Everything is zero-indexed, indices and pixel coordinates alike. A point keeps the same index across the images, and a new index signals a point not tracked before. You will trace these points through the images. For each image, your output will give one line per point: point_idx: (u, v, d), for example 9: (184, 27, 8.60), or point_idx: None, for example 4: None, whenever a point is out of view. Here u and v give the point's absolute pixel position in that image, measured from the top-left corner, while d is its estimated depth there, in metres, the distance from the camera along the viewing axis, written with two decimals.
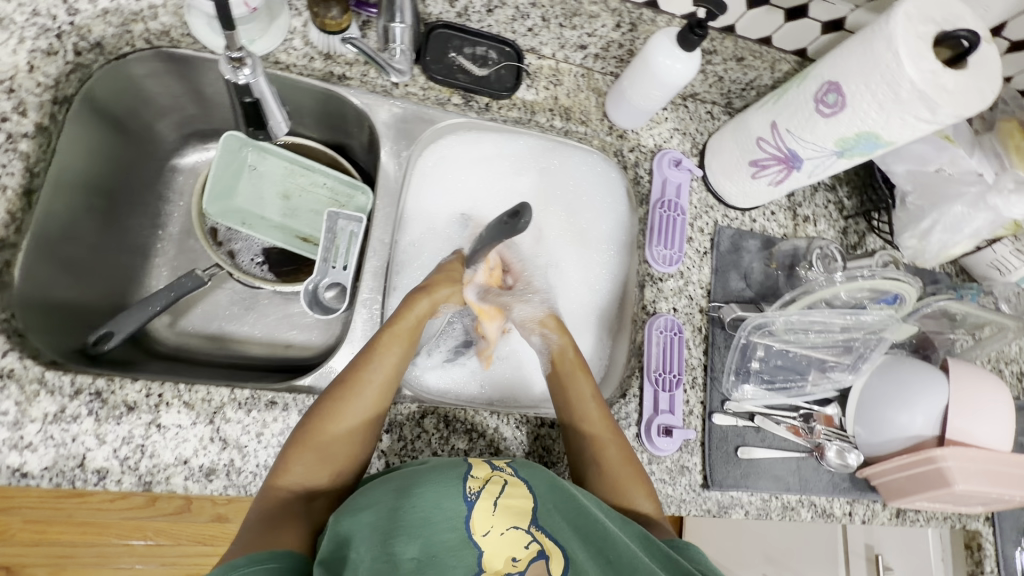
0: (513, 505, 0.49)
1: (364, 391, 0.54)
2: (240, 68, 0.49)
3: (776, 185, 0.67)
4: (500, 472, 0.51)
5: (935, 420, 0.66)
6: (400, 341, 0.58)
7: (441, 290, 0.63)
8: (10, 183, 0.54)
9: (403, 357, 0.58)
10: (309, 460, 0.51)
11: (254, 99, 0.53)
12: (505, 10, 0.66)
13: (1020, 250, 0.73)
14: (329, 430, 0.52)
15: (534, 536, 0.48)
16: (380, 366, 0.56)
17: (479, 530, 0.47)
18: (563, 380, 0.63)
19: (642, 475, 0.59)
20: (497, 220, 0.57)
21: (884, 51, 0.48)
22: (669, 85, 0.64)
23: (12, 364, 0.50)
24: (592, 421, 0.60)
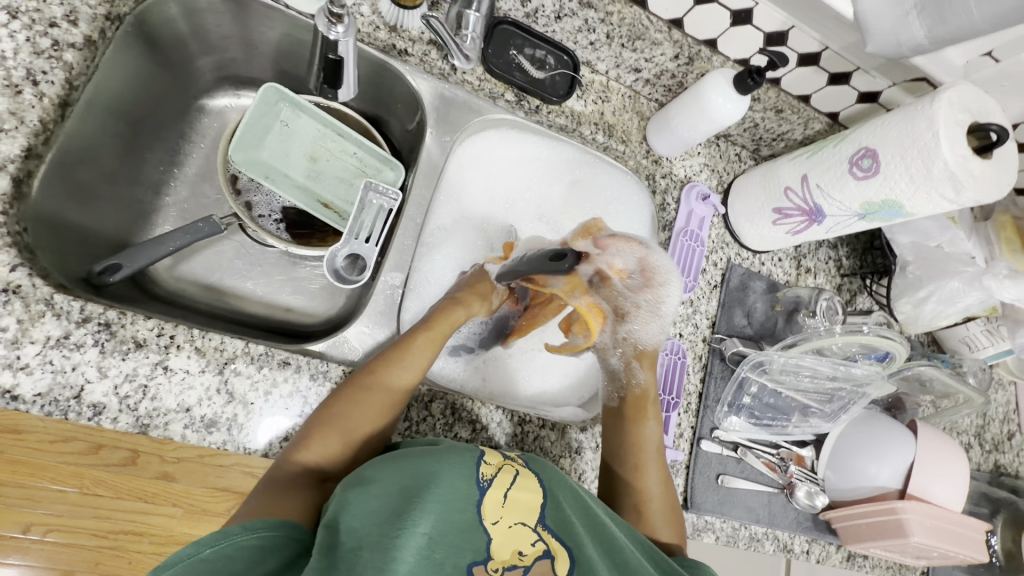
0: (523, 498, 0.51)
1: (392, 385, 0.55)
2: (336, 24, 0.50)
3: (793, 235, 0.71)
4: (512, 463, 0.54)
5: (899, 474, 0.72)
6: (432, 344, 0.60)
7: (474, 305, 0.66)
8: (48, 92, 0.52)
9: (432, 361, 0.60)
10: (329, 443, 0.52)
11: (338, 57, 0.53)
12: (573, 21, 0.66)
13: (990, 330, 0.80)
14: (354, 418, 0.53)
15: (541, 535, 0.49)
16: (411, 367, 0.57)
17: (490, 517, 0.49)
18: (628, 424, 0.65)
19: (676, 518, 0.63)
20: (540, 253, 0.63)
21: (924, 129, 0.53)
22: (715, 122, 0.67)
23: (20, 281, 0.47)
24: (645, 470, 0.63)
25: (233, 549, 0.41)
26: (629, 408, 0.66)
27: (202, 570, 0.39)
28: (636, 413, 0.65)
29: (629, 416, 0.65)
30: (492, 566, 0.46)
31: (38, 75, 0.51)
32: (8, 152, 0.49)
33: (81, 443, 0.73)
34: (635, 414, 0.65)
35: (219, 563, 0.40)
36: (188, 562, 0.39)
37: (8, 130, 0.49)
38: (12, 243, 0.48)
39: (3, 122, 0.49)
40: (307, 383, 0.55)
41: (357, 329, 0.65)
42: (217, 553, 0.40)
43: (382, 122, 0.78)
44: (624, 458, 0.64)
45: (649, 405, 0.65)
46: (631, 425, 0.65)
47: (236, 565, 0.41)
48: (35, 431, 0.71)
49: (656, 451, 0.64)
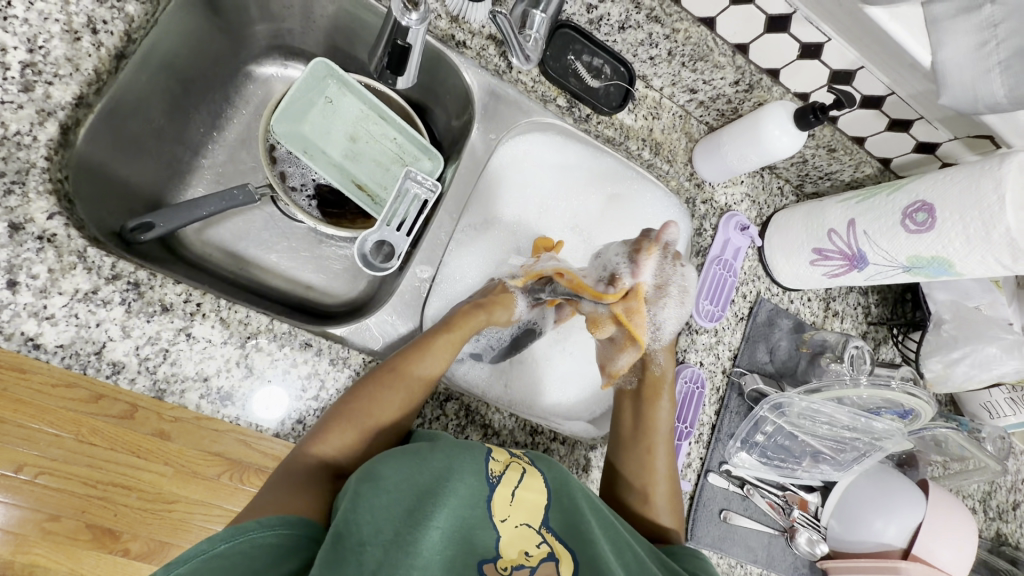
0: (528, 498, 0.53)
1: (414, 383, 0.55)
2: (410, 11, 0.49)
3: (831, 277, 0.69)
4: (518, 460, 0.55)
5: (905, 533, 0.69)
6: (451, 345, 0.59)
7: (499, 312, 0.66)
8: (106, 43, 0.50)
9: (449, 364, 0.59)
10: (346, 437, 0.52)
11: (406, 44, 0.52)
12: (637, 33, 0.64)
13: (1014, 399, 0.79)
14: (371, 416, 0.52)
15: (545, 538, 0.52)
16: (429, 367, 0.56)
17: (498, 515, 0.51)
18: (642, 404, 0.66)
19: (675, 500, 0.64)
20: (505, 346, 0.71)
21: (989, 191, 0.51)
22: (767, 153, 0.66)
23: (56, 230, 0.46)
24: (656, 452, 0.63)
25: (247, 546, 0.41)
26: (644, 386, 0.67)
27: (220, 566, 0.39)
28: (650, 392, 0.66)
29: (646, 390, 0.66)
30: (501, 564, 0.49)
31: (99, 23, 0.50)
32: (60, 99, 0.48)
33: (80, 390, 0.81)
34: (650, 392, 0.66)
35: (235, 558, 0.40)
36: (205, 558, 0.39)
37: (62, 76, 0.48)
38: (53, 190, 0.47)
39: (57, 67, 0.48)
40: (326, 367, 0.54)
41: (380, 316, 0.64)
42: (232, 549, 0.41)
43: (427, 110, 0.78)
44: (636, 439, 0.64)
45: (665, 387, 0.66)
46: (651, 397, 0.66)
47: (253, 563, 0.41)
48: (35, 375, 0.79)
49: (666, 431, 0.64)
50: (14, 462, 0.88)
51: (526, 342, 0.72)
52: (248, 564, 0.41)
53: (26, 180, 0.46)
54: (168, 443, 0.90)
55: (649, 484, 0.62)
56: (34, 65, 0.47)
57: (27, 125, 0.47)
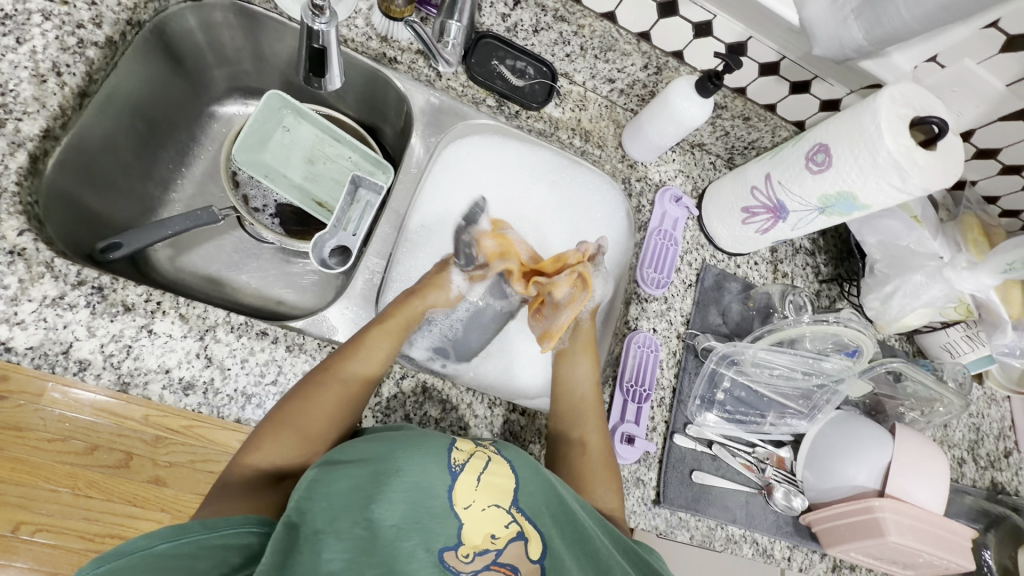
0: (495, 483, 0.54)
1: (347, 377, 0.58)
2: (319, 16, 0.54)
3: (762, 234, 0.74)
4: (484, 449, 0.57)
5: (878, 475, 0.70)
6: (384, 338, 0.63)
7: (430, 294, 0.70)
8: (69, 82, 0.57)
9: (389, 350, 0.63)
10: (281, 440, 0.54)
11: (321, 46, 0.57)
12: (549, 34, 0.72)
13: (970, 336, 0.80)
14: (307, 412, 0.55)
15: (514, 518, 0.53)
16: (366, 358, 0.60)
17: (462, 503, 0.52)
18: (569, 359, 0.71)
19: (613, 475, 0.64)
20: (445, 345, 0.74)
21: (869, 123, 0.56)
22: (683, 125, 0.71)
23: (26, 244, 0.51)
24: (585, 403, 0.68)
25: (194, 548, 0.44)
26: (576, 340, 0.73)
27: (158, 564, 0.42)
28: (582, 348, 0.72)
29: (562, 356, 0.72)
30: (464, 551, 0.50)
31: (62, 67, 0.56)
32: (29, 132, 0.54)
33: (77, 442, 0.81)
34: (565, 355, 0.72)
35: (175, 559, 0.43)
36: (142, 555, 0.42)
37: (31, 112, 0.54)
38: (23, 211, 0.52)
39: (26, 105, 0.54)
40: (283, 354, 0.58)
41: (338, 311, 0.70)
42: (171, 550, 0.43)
43: (376, 129, 0.84)
44: (566, 391, 0.69)
45: (589, 338, 0.73)
46: (569, 356, 0.72)
47: (198, 563, 0.44)
48: (34, 432, 0.79)
49: (590, 378, 0.69)
50: (13, 521, 0.85)
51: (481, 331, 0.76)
52: (192, 565, 0.43)
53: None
54: (165, 489, 0.88)
55: (583, 445, 0.65)
56: (5, 105, 0.53)
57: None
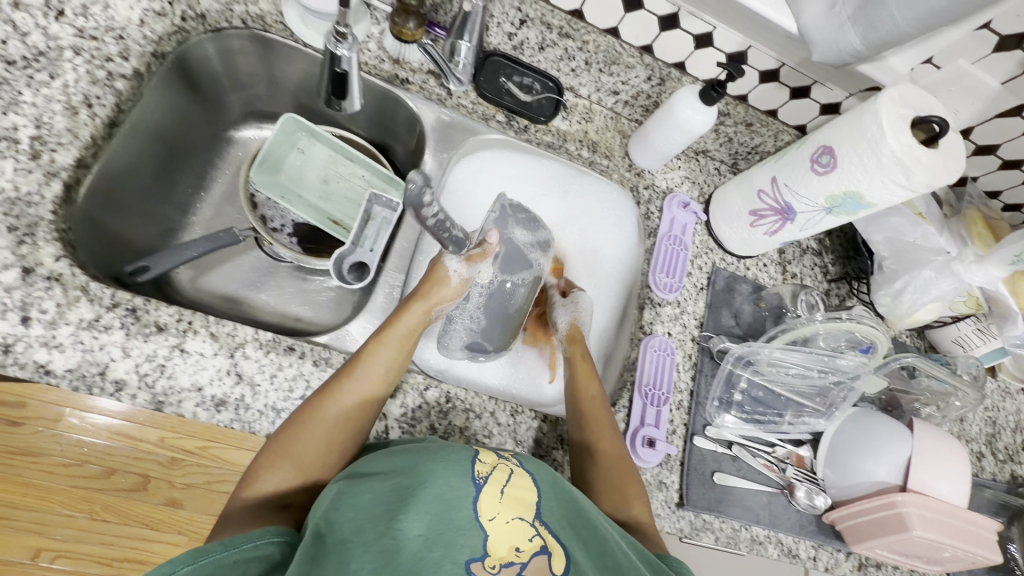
0: (519, 495, 0.53)
1: (340, 401, 0.56)
2: (341, 42, 0.57)
3: (771, 235, 0.75)
4: (506, 462, 0.57)
5: (899, 470, 0.70)
6: (381, 351, 0.60)
7: (431, 295, 0.67)
8: (100, 113, 0.59)
9: (388, 365, 0.60)
10: (279, 468, 0.53)
11: (344, 71, 0.60)
12: (554, 51, 0.75)
13: (981, 329, 0.81)
14: (301, 438, 0.54)
15: (538, 531, 0.51)
16: (363, 379, 0.58)
17: (487, 514, 0.51)
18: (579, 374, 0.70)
19: (636, 483, 0.63)
20: (480, 349, 0.72)
21: (870, 123, 0.58)
22: (688, 132, 0.73)
23: (62, 270, 0.53)
24: (597, 409, 0.66)
25: (211, 565, 0.43)
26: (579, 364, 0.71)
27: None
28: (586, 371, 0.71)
29: (579, 371, 0.71)
30: (490, 562, 0.48)
31: (93, 99, 0.59)
32: (62, 162, 0.56)
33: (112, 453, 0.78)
34: (584, 369, 0.71)
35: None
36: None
37: (64, 143, 0.56)
38: (58, 238, 0.54)
39: (60, 137, 0.56)
40: (310, 368, 0.59)
41: (361, 324, 0.71)
42: (193, 571, 0.42)
43: (387, 147, 0.87)
44: (574, 400, 0.68)
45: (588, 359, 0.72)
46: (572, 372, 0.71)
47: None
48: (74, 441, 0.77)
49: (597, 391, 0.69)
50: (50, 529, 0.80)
51: (505, 318, 0.73)
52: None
53: (35, 231, 0.53)
54: None
55: (592, 456, 0.64)
56: (41, 138, 0.56)
57: (36, 186, 0.54)
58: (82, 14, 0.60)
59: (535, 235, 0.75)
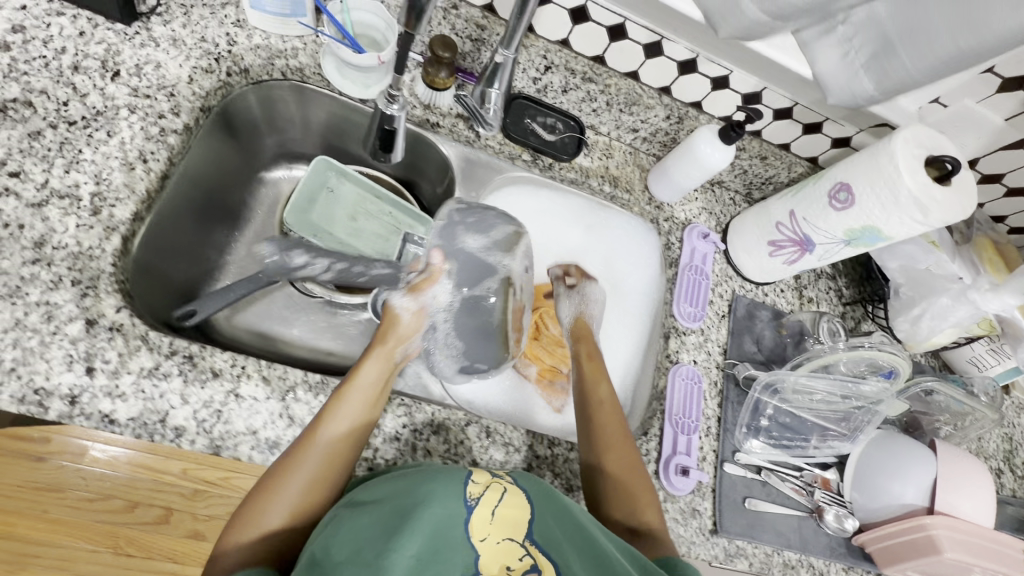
0: (511, 514, 0.52)
1: (301, 465, 0.53)
2: (392, 102, 0.61)
3: (790, 264, 0.78)
4: (500, 480, 0.55)
5: (925, 492, 0.72)
6: (341, 406, 0.56)
7: (393, 340, 0.64)
8: (155, 168, 0.62)
9: (351, 419, 0.56)
10: (242, 542, 0.50)
11: (392, 128, 0.63)
12: (577, 93, 0.78)
13: (994, 350, 0.83)
14: (263, 507, 0.51)
15: (528, 550, 0.50)
16: (327, 438, 0.54)
17: (478, 535, 0.50)
18: (585, 375, 0.71)
19: (647, 489, 0.63)
20: (474, 364, 0.73)
21: (886, 163, 0.61)
22: (708, 169, 0.76)
23: (123, 320, 0.55)
24: (606, 412, 0.67)
25: None
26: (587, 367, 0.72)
27: None
28: (594, 372, 0.71)
29: (589, 375, 0.71)
30: None
31: (148, 154, 0.62)
32: (120, 216, 0.58)
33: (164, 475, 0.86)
34: (593, 371, 0.72)
35: None
36: None
37: (122, 198, 0.59)
38: (119, 289, 0.57)
39: (119, 193, 0.59)
40: None
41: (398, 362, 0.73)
42: None
43: (414, 184, 0.89)
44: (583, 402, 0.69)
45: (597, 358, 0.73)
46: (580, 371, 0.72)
47: None
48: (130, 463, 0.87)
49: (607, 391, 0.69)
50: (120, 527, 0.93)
51: (477, 332, 0.73)
52: None
53: (98, 284, 0.56)
54: None
55: (599, 467, 0.64)
56: (101, 194, 0.58)
57: (97, 240, 0.57)
58: (135, 74, 0.64)
59: (487, 238, 0.73)
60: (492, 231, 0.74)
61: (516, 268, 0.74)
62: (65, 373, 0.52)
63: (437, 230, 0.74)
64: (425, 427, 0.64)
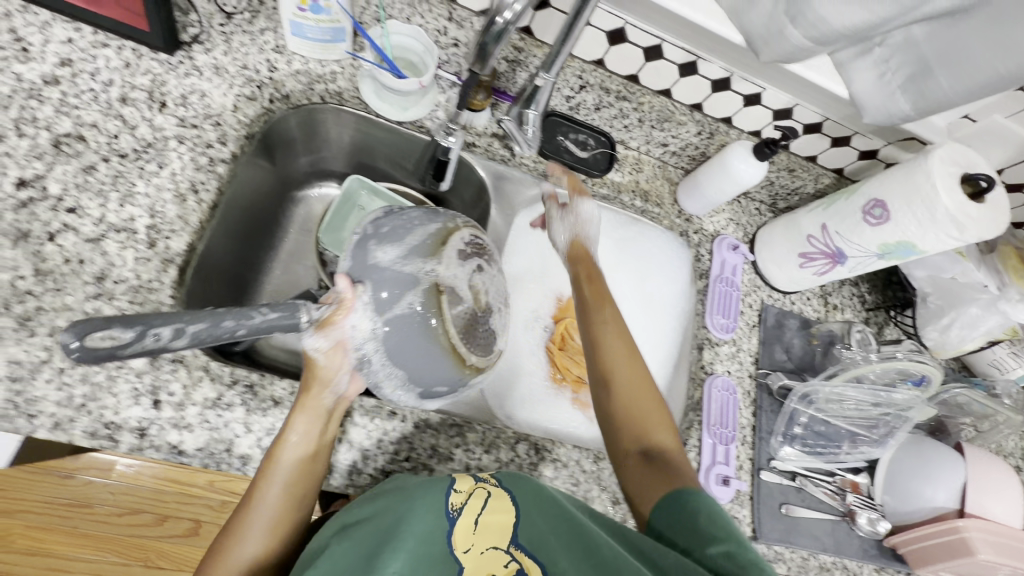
0: (491, 522, 0.56)
1: (241, 548, 0.50)
2: (450, 135, 0.72)
3: (820, 275, 0.80)
4: (483, 486, 0.58)
5: (955, 495, 0.75)
6: (270, 478, 0.52)
7: (315, 393, 0.54)
8: (206, 198, 0.62)
9: (284, 486, 0.52)
10: None
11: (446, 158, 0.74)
12: (609, 111, 0.80)
13: (1015, 353, 0.86)
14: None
15: (514, 556, 0.55)
16: (265, 505, 0.52)
17: (460, 547, 0.54)
18: (586, 300, 0.66)
19: (659, 407, 0.60)
20: (431, 392, 0.57)
21: (923, 181, 0.63)
22: (739, 184, 0.78)
23: (185, 351, 0.56)
24: (603, 339, 0.63)
25: None
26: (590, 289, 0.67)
27: None
28: (595, 294, 0.67)
29: (590, 293, 0.67)
30: None
31: (199, 185, 0.62)
32: (176, 248, 0.59)
33: None
34: (594, 293, 0.67)
35: None
36: None
37: (176, 230, 0.60)
38: None
39: (173, 225, 0.60)
40: (412, 430, 0.63)
41: None
42: None
43: (445, 201, 0.85)
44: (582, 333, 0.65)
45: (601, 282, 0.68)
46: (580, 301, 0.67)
47: None
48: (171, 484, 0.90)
49: (603, 317, 0.64)
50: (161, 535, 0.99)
51: (418, 356, 0.55)
52: None
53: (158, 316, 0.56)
54: None
55: (610, 385, 0.60)
56: (156, 227, 0.59)
57: (155, 273, 0.58)
58: (182, 104, 0.64)
59: (402, 245, 0.56)
60: (408, 235, 0.57)
61: (445, 272, 0.57)
62: (133, 406, 0.53)
63: (349, 249, 0.57)
64: (477, 446, 0.65)
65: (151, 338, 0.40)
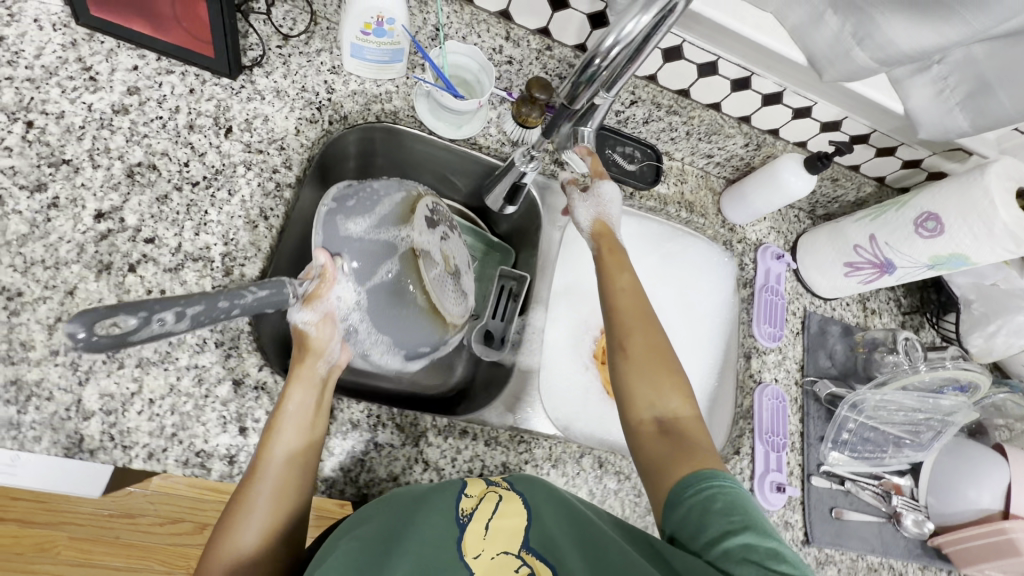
0: (503, 525, 0.54)
1: (243, 532, 0.47)
2: (530, 162, 0.70)
3: (866, 284, 0.81)
4: (495, 489, 0.57)
5: (999, 497, 0.77)
6: (272, 452, 0.50)
7: (308, 360, 0.55)
8: (276, 224, 0.63)
9: (285, 455, 0.51)
10: None
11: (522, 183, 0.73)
12: (658, 124, 0.80)
13: None
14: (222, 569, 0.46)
15: (524, 560, 0.52)
16: (268, 480, 0.49)
17: (471, 551, 0.51)
18: (606, 271, 0.66)
19: (676, 374, 0.59)
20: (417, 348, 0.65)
21: (980, 198, 0.65)
22: (789, 196, 0.79)
23: (266, 378, 0.57)
24: (622, 311, 0.62)
25: None
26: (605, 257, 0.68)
27: None
28: (612, 262, 0.67)
29: (609, 266, 0.67)
30: None
31: (268, 211, 0.63)
32: (250, 275, 0.60)
33: None
34: (613, 262, 0.67)
35: None
36: None
37: (250, 257, 0.60)
38: (258, 348, 0.58)
39: (246, 252, 0.60)
40: (484, 448, 0.64)
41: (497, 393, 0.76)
42: None
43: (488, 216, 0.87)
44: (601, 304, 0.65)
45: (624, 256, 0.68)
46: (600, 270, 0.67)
47: None
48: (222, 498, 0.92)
49: (623, 288, 0.64)
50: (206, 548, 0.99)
51: (400, 312, 0.63)
52: None
53: (238, 344, 0.57)
54: None
55: (626, 354, 0.60)
56: (230, 254, 0.60)
57: None
58: (246, 129, 0.64)
59: (373, 216, 0.63)
60: (376, 206, 0.64)
61: (419, 239, 0.65)
62: (221, 434, 0.54)
63: (318, 224, 0.62)
64: (544, 461, 0.66)
65: (156, 323, 0.38)
